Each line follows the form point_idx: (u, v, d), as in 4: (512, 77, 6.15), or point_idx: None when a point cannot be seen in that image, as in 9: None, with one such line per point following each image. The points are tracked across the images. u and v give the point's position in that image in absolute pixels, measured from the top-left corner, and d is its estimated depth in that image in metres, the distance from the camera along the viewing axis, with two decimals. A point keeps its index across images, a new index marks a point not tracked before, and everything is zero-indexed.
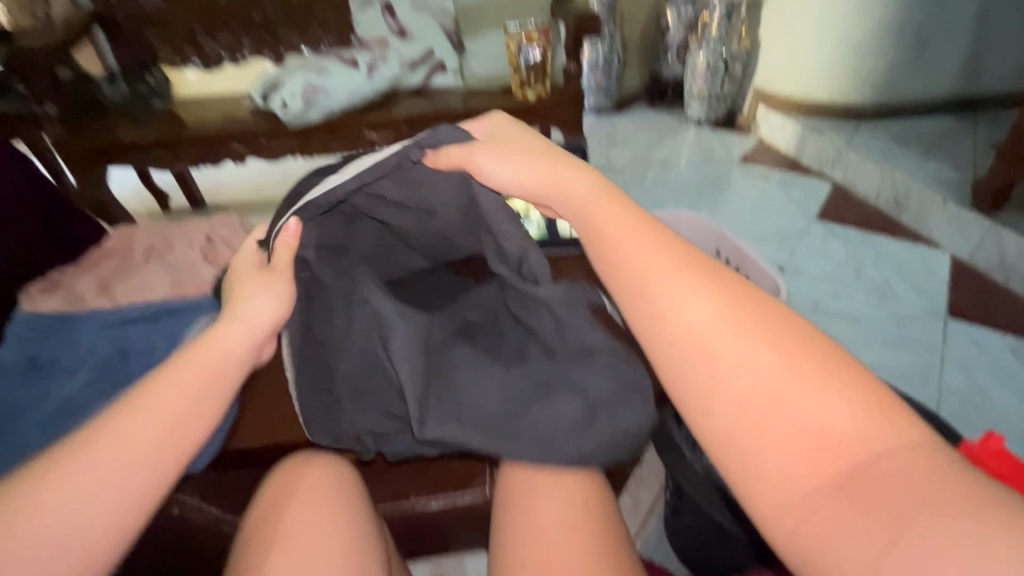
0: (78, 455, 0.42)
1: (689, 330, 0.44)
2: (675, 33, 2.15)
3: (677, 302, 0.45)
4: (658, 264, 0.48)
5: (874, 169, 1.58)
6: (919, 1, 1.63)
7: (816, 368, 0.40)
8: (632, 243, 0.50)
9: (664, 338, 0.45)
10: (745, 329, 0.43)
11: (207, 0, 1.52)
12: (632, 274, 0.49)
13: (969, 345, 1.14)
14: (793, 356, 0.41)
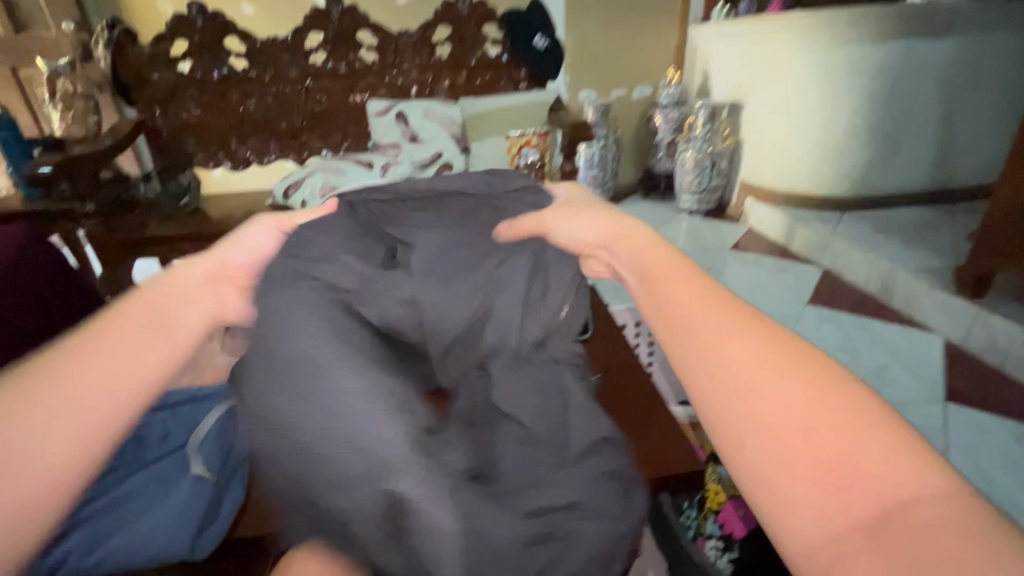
0: (51, 371, 0.38)
1: (734, 360, 0.39)
2: (664, 134, 2.35)
3: (723, 342, 0.40)
4: (703, 305, 0.43)
5: (860, 256, 1.65)
6: (881, 109, 1.81)
7: (851, 406, 0.35)
8: (670, 282, 0.46)
9: (706, 363, 0.39)
10: (798, 370, 0.37)
11: (240, 112, 1.69)
12: (670, 310, 0.44)
13: (971, 433, 1.13)
14: (845, 406, 0.35)
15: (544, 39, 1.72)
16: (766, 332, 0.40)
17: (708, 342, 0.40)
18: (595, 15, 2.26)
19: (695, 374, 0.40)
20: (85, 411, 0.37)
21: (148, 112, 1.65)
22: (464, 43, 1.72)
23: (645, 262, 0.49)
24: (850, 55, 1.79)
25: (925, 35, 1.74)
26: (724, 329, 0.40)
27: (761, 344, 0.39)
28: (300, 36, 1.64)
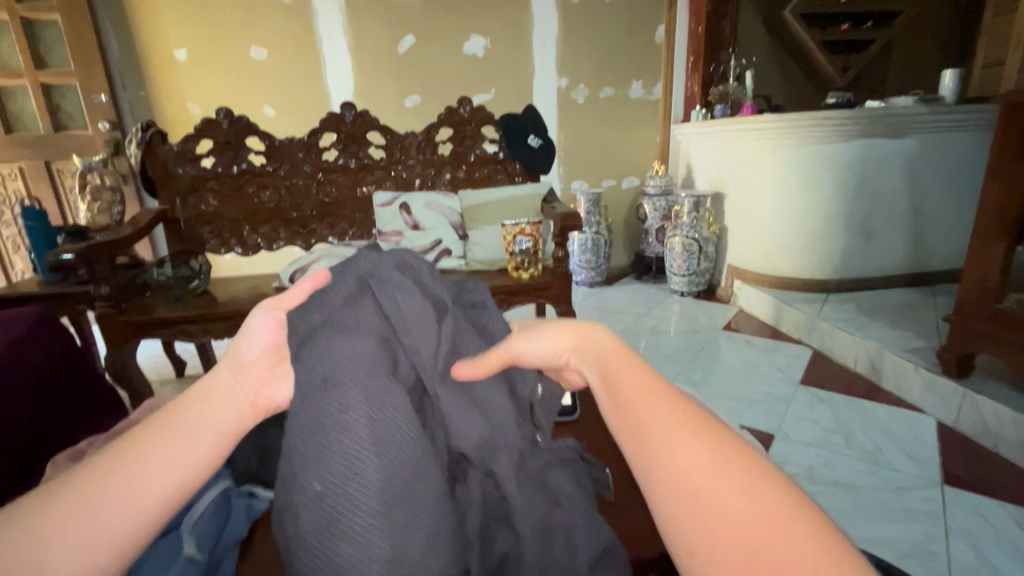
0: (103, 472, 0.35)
1: (698, 466, 0.31)
2: (652, 220, 2.49)
3: (675, 440, 0.32)
4: (659, 401, 0.35)
5: (847, 338, 1.69)
6: (854, 200, 1.94)
7: (810, 538, 0.28)
8: (632, 374, 0.38)
9: (659, 467, 0.32)
10: (755, 485, 0.30)
11: (255, 203, 1.81)
12: (630, 405, 0.36)
13: (972, 517, 1.09)
14: (803, 533, 0.28)
15: (537, 138, 1.85)
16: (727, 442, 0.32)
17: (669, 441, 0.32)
18: (585, 116, 2.50)
19: (645, 479, 0.32)
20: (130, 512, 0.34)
21: (169, 203, 1.76)
22: (464, 140, 1.87)
23: (617, 358, 0.40)
24: (814, 150, 1.93)
25: (885, 135, 1.88)
26: (677, 432, 0.33)
27: (721, 456, 0.31)
28: (315, 136, 1.79)
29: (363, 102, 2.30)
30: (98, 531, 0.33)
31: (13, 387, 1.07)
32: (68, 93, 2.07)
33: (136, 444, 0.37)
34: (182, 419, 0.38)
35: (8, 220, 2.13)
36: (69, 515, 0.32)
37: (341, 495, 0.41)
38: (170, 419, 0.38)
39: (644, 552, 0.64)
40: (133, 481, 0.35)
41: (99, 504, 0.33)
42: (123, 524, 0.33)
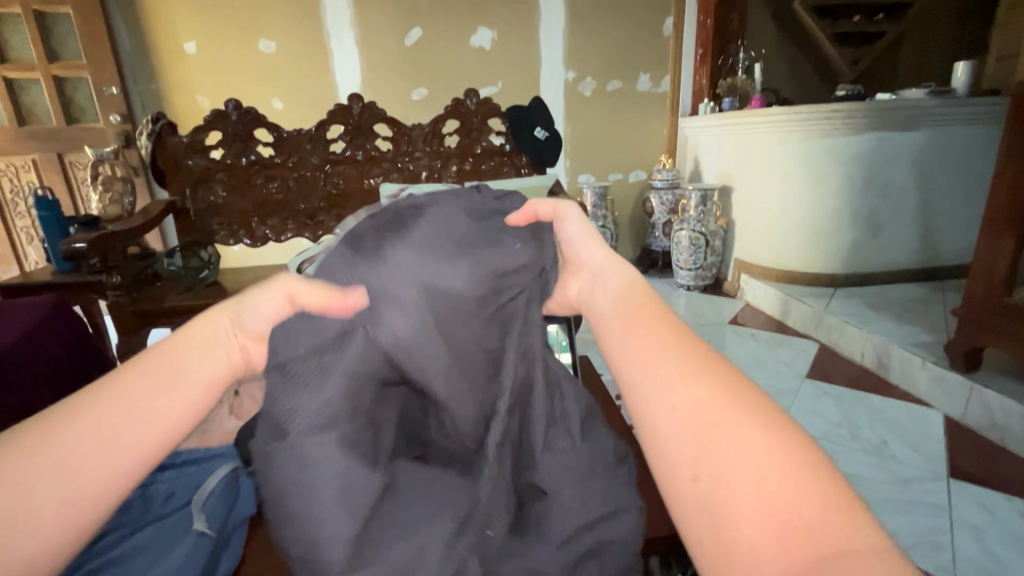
0: (84, 411, 0.37)
1: (696, 401, 0.34)
2: (659, 214, 2.49)
3: (676, 384, 0.36)
4: (659, 345, 0.39)
5: (855, 332, 1.69)
6: (863, 193, 1.92)
7: (801, 460, 0.31)
8: (634, 321, 0.42)
9: (665, 409, 0.35)
10: (753, 417, 0.33)
11: (264, 195, 1.83)
12: (635, 353, 0.39)
13: (978, 509, 1.09)
14: (795, 455, 0.31)
15: (543, 130, 1.84)
16: (726, 382, 0.36)
17: (670, 386, 0.36)
18: (592, 110, 2.50)
19: (651, 420, 0.35)
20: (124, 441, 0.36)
21: (179, 194, 1.78)
22: (470, 133, 1.87)
23: (622, 303, 0.44)
24: (822, 143, 1.92)
25: (895, 128, 1.86)
26: (675, 378, 0.36)
27: (717, 393, 0.35)
28: (323, 128, 1.80)
29: (370, 95, 2.31)
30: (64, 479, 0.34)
31: (28, 373, 1.10)
32: (79, 86, 2.09)
33: (107, 393, 0.38)
34: (158, 378, 0.40)
35: (22, 212, 2.17)
36: (54, 444, 0.35)
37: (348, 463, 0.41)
38: (149, 377, 0.40)
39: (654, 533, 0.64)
40: (105, 439, 0.36)
41: (67, 453, 0.35)
42: (94, 458, 0.35)
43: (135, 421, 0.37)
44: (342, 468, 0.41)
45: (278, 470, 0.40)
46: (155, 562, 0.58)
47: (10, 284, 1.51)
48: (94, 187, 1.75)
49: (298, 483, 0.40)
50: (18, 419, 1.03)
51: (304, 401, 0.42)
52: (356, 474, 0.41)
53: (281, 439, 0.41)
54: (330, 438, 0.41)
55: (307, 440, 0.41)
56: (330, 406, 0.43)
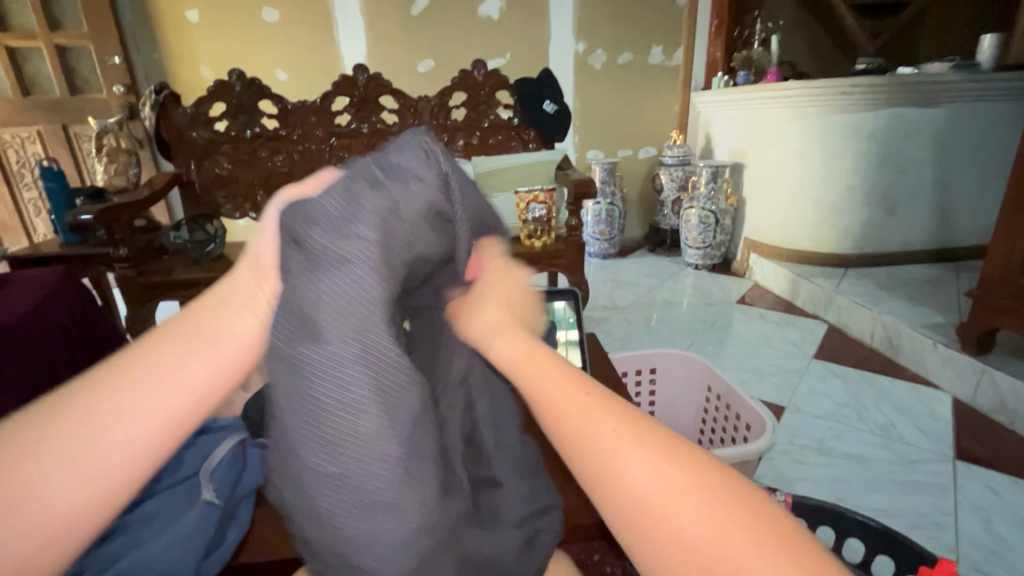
0: (109, 389, 0.33)
1: (635, 471, 0.32)
2: (668, 191, 2.45)
3: (605, 451, 0.33)
4: (586, 409, 0.35)
5: (864, 313, 1.67)
6: (879, 170, 1.87)
7: (738, 506, 0.31)
8: (560, 380, 0.37)
9: (603, 487, 0.33)
10: (687, 470, 0.32)
11: (270, 169, 1.81)
12: (561, 424, 0.36)
13: (983, 490, 1.08)
14: (733, 500, 0.31)
15: (552, 104, 1.80)
16: (655, 434, 0.34)
17: (613, 470, 0.32)
18: (602, 83, 2.44)
19: (598, 502, 0.34)
20: (148, 431, 0.33)
21: (184, 166, 1.76)
22: (478, 106, 1.83)
23: (534, 362, 0.39)
24: (839, 119, 1.87)
25: (916, 102, 1.79)
26: (616, 443, 0.33)
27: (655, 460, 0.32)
28: (328, 100, 1.77)
29: (375, 66, 2.27)
30: (78, 466, 0.31)
31: (39, 345, 1.11)
32: (83, 56, 2.07)
33: (130, 368, 0.34)
34: (182, 339, 0.36)
35: (29, 183, 2.18)
36: (71, 428, 0.31)
37: (331, 419, 0.36)
38: (171, 340, 0.36)
39: None
40: (131, 409, 0.33)
41: (82, 437, 0.31)
42: (115, 451, 0.32)
43: (156, 392, 0.33)
44: (382, 385, 0.36)
45: (308, 372, 0.36)
46: (164, 528, 0.59)
47: (19, 255, 1.52)
48: (99, 159, 1.74)
49: (332, 395, 0.36)
50: (29, 389, 1.05)
51: (335, 297, 0.36)
52: (393, 399, 0.37)
53: (306, 342, 0.36)
54: (370, 345, 0.36)
55: (341, 347, 0.36)
56: (369, 307, 0.37)
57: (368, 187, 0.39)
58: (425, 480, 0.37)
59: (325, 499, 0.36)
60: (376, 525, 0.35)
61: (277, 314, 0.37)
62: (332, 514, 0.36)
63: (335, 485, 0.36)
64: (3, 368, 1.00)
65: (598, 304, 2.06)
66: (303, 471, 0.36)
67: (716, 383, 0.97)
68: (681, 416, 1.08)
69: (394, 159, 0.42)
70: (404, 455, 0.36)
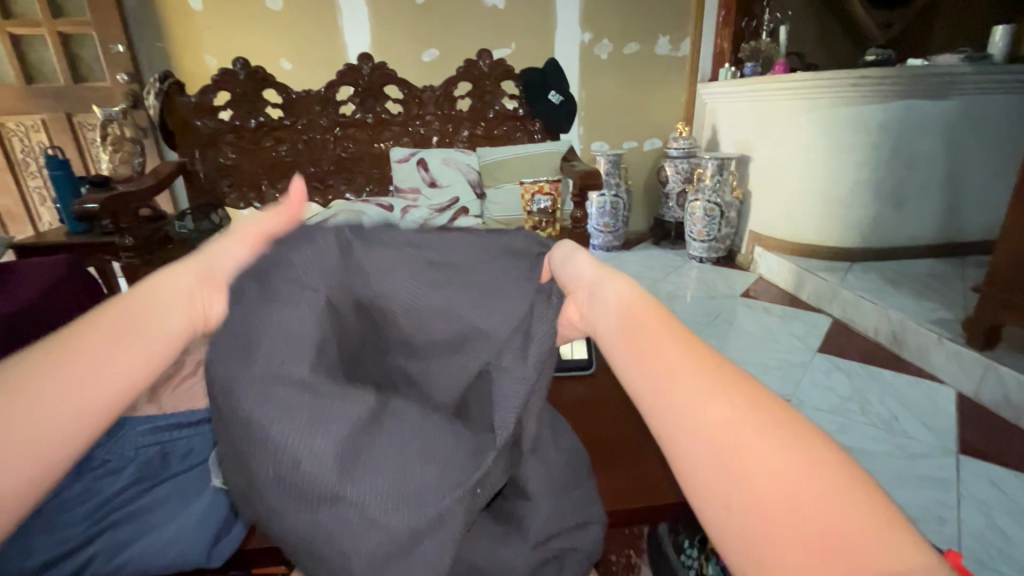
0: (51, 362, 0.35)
1: (719, 416, 0.32)
2: (673, 183, 2.44)
3: (691, 396, 0.33)
4: (675, 356, 0.36)
5: (870, 307, 1.66)
6: (887, 164, 1.85)
7: (828, 468, 0.30)
8: (645, 330, 0.38)
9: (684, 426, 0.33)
10: (773, 425, 0.32)
11: (275, 159, 1.81)
12: (650, 369, 0.36)
13: (985, 485, 1.09)
14: (822, 463, 0.30)
15: (558, 94, 1.78)
16: (744, 389, 0.34)
17: (688, 387, 0.34)
18: (608, 73, 2.42)
19: (676, 441, 0.33)
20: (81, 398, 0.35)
21: (189, 155, 1.75)
22: (483, 96, 1.82)
23: (631, 315, 0.40)
24: (847, 111, 1.85)
25: (926, 95, 1.77)
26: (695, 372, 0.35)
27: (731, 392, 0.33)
28: (332, 90, 1.76)
29: (380, 55, 2.25)
30: (25, 425, 0.33)
31: (45, 333, 1.12)
32: (86, 44, 2.07)
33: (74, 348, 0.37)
34: (122, 327, 0.39)
35: (35, 171, 2.18)
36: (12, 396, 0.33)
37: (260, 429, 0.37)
38: (106, 326, 0.38)
39: (638, 502, 0.66)
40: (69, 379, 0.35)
41: (22, 401, 0.33)
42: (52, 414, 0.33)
43: (94, 365, 0.36)
44: (304, 385, 0.39)
45: (232, 389, 0.38)
46: (173, 514, 0.60)
47: (25, 243, 1.52)
48: (104, 148, 1.74)
49: (256, 404, 0.38)
50: None
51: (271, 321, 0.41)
52: (321, 404, 0.38)
53: (238, 362, 0.39)
54: (290, 358, 0.40)
55: (273, 360, 0.39)
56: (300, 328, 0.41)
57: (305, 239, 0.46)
58: (368, 462, 0.38)
59: (275, 505, 0.37)
60: (331, 518, 0.36)
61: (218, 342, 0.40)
62: (290, 520, 0.37)
63: (279, 491, 0.37)
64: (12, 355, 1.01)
65: None
66: (249, 484, 0.38)
67: None
68: None
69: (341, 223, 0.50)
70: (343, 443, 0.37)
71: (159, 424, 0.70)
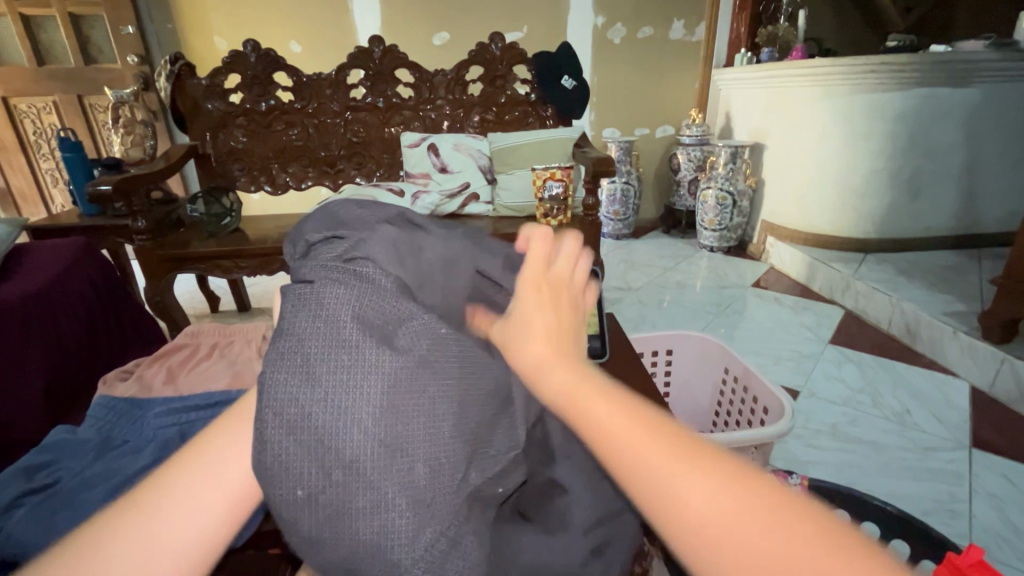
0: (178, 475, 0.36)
1: (711, 514, 0.29)
2: (685, 171, 2.41)
3: (678, 496, 0.29)
4: (650, 444, 0.31)
5: (883, 299, 1.65)
6: (906, 153, 1.81)
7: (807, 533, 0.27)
8: (614, 408, 0.33)
9: (678, 533, 0.29)
10: (733, 487, 0.29)
11: (286, 142, 1.80)
12: (629, 462, 0.31)
13: (998, 479, 1.08)
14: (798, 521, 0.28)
15: (571, 79, 1.76)
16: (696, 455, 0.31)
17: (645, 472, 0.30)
18: (621, 58, 2.38)
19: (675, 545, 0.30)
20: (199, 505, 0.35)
21: (200, 138, 1.75)
22: (495, 81, 1.80)
23: (566, 385, 0.35)
24: (866, 98, 1.81)
25: (948, 83, 1.73)
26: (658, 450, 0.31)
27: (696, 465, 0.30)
28: (343, 72, 1.75)
29: (391, 39, 2.23)
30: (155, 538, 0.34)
31: (62, 316, 1.13)
32: (96, 25, 2.05)
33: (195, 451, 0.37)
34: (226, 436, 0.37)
35: (47, 153, 2.19)
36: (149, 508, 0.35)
37: (317, 423, 0.32)
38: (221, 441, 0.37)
39: None
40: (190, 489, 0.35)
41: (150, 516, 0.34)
42: (177, 528, 0.34)
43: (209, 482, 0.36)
44: (332, 351, 0.34)
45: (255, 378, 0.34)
46: None
47: (40, 225, 1.53)
48: (116, 130, 1.75)
49: (282, 391, 0.33)
50: (54, 357, 1.07)
51: (334, 305, 0.36)
52: (384, 387, 0.34)
53: (290, 332, 0.35)
54: (337, 327, 0.35)
55: (330, 326, 0.35)
56: (349, 305, 0.36)
57: (318, 233, 0.45)
58: (411, 432, 0.34)
59: (329, 526, 0.32)
60: (381, 513, 0.32)
61: (288, 329, 0.35)
62: (327, 531, 0.32)
63: (315, 498, 0.32)
64: (27, 335, 1.02)
65: (610, 285, 2.05)
66: (277, 502, 0.33)
67: (735, 366, 0.96)
68: (697, 398, 1.07)
69: (351, 208, 0.48)
70: (380, 416, 0.33)
71: (179, 406, 0.76)
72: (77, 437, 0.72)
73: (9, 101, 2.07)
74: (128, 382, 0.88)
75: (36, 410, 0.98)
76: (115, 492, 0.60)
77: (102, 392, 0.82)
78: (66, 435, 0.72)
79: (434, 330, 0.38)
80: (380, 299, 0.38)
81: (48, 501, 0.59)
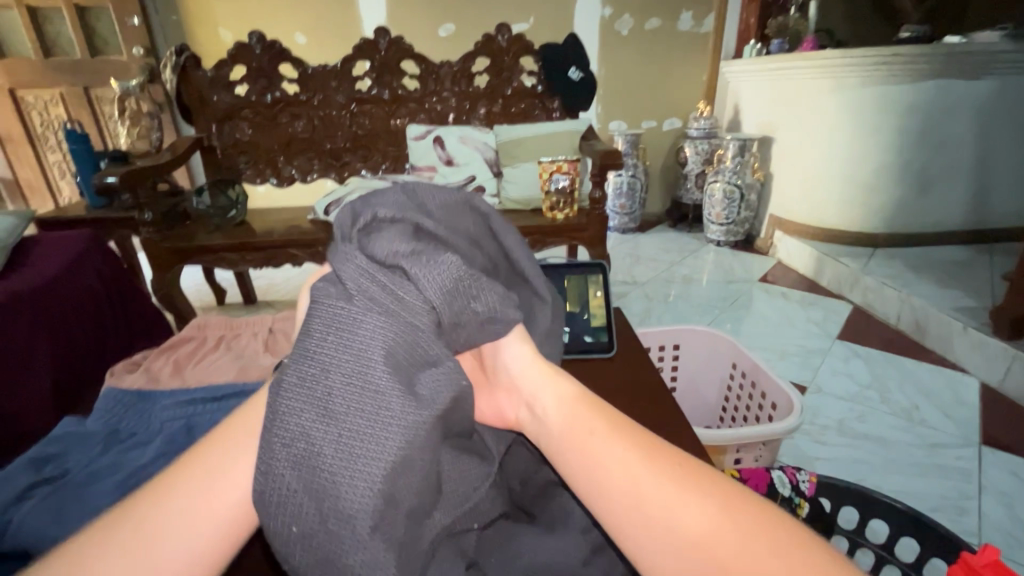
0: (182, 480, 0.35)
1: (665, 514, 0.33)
2: (692, 164, 2.39)
3: (667, 515, 0.32)
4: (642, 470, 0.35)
5: (893, 294, 1.63)
6: (917, 148, 1.79)
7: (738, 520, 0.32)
8: (604, 438, 0.37)
9: (665, 554, 0.32)
10: (674, 478, 0.34)
11: (292, 135, 1.80)
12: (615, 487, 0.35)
13: (1008, 476, 1.07)
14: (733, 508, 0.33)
15: (578, 71, 1.74)
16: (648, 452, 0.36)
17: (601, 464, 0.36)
18: (628, 49, 2.35)
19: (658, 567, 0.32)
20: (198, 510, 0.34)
21: (205, 130, 1.75)
22: (501, 72, 1.78)
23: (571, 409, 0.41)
24: (877, 91, 1.79)
25: (961, 74, 1.70)
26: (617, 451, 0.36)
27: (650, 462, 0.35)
28: (349, 63, 1.74)
29: (396, 30, 2.21)
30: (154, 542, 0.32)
31: (70, 307, 1.14)
32: (102, 17, 2.05)
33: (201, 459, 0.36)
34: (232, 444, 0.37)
35: (54, 146, 2.19)
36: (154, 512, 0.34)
37: (321, 467, 0.32)
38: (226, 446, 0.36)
39: None
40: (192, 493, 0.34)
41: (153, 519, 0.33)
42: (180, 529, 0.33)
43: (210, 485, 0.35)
44: (355, 393, 0.34)
45: (273, 405, 0.34)
46: None
47: (47, 217, 1.54)
48: (122, 122, 1.75)
49: (298, 425, 0.33)
50: (61, 348, 1.08)
51: (370, 344, 0.36)
52: (395, 443, 0.34)
53: (320, 367, 0.35)
54: (364, 372, 0.35)
55: (357, 371, 0.35)
56: (379, 351, 0.36)
57: (387, 206, 0.46)
58: (408, 486, 0.34)
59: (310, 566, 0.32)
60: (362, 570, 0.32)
61: (315, 359, 0.35)
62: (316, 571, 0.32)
63: (308, 537, 0.32)
64: (35, 326, 1.03)
65: (615, 280, 2.04)
66: (271, 533, 0.33)
67: (742, 362, 0.95)
68: (704, 394, 1.06)
69: (401, 197, 0.48)
70: (390, 466, 0.33)
71: (184, 399, 0.76)
72: (85, 429, 0.72)
73: (15, 93, 2.08)
74: (135, 375, 0.88)
75: (45, 401, 0.99)
76: (122, 485, 0.60)
77: (109, 384, 0.83)
78: (74, 427, 0.72)
79: (457, 380, 0.38)
80: (412, 346, 0.38)
81: (56, 493, 0.59)
